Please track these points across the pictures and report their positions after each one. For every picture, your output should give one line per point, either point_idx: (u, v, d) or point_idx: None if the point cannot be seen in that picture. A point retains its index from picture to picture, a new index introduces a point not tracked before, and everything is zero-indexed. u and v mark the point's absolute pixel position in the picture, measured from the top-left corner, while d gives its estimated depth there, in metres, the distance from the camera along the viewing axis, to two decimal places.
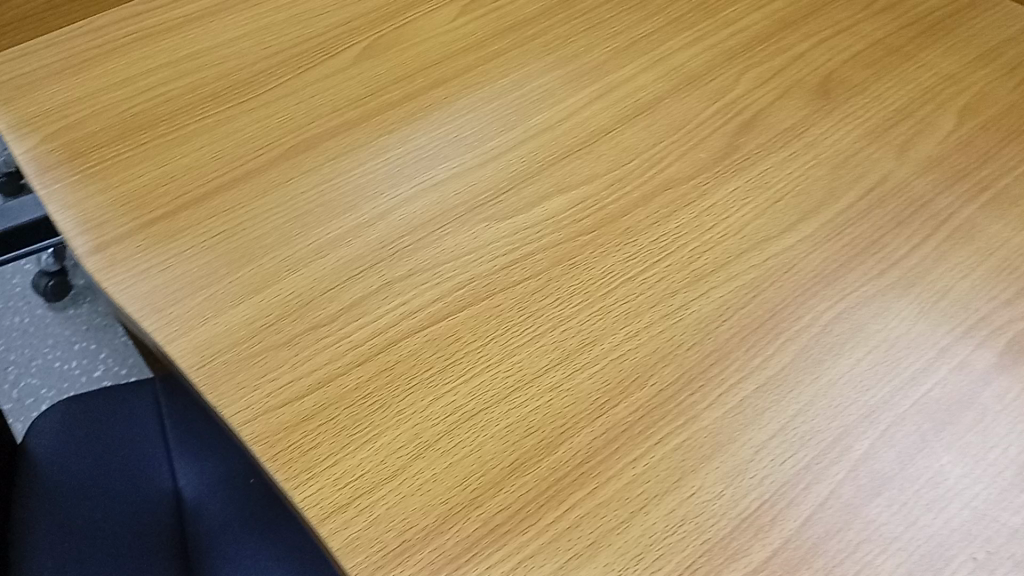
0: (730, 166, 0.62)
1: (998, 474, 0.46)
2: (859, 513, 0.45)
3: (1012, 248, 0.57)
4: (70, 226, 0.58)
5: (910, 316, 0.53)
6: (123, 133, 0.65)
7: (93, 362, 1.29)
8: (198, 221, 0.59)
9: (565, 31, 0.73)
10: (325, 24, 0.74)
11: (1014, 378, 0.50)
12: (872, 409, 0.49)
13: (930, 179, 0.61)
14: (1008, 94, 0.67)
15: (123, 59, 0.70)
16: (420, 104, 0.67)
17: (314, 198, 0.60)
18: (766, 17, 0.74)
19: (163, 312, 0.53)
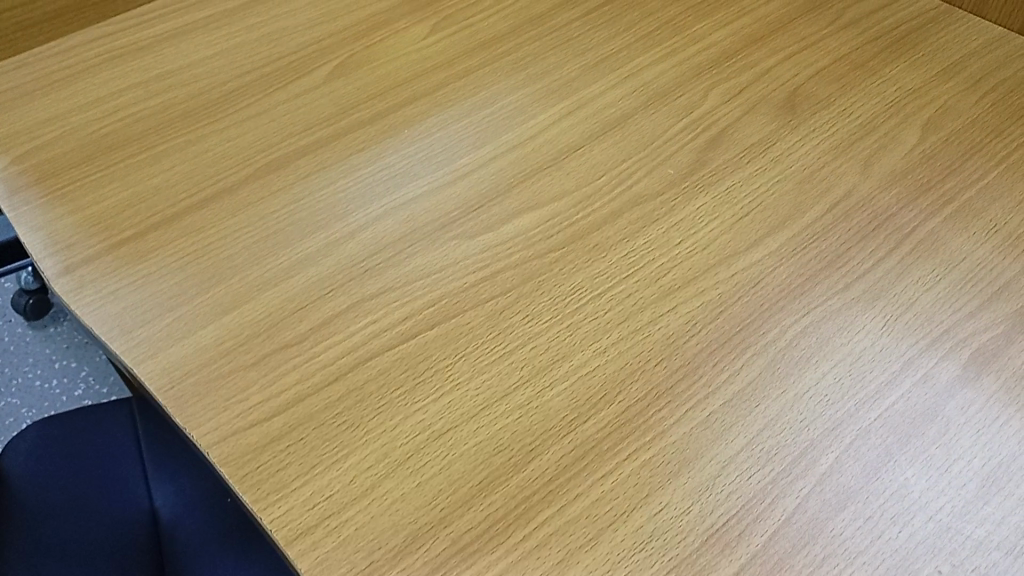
0: (698, 181, 0.63)
1: (962, 486, 0.47)
2: (825, 527, 0.45)
3: (975, 260, 0.57)
4: (40, 248, 0.58)
5: (875, 329, 0.54)
6: (93, 153, 0.65)
7: (74, 381, 1.27)
8: (168, 241, 0.59)
9: (535, 48, 0.74)
10: (297, 43, 0.74)
11: (977, 390, 0.51)
12: (839, 422, 0.49)
13: (895, 193, 0.62)
14: (971, 107, 0.68)
15: (94, 79, 0.70)
16: (391, 122, 0.67)
17: (284, 217, 0.60)
18: (734, 33, 0.75)
19: (131, 334, 0.53)
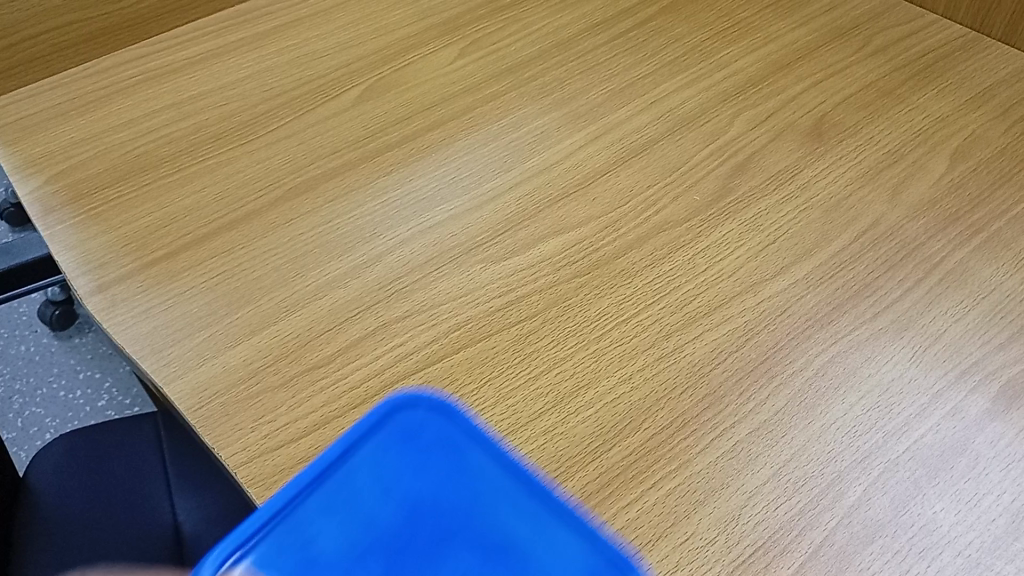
0: (725, 208, 0.63)
1: (992, 522, 0.46)
2: (853, 560, 0.45)
3: (1005, 291, 0.57)
4: (73, 267, 0.59)
5: (903, 360, 0.53)
6: (127, 174, 0.66)
7: (97, 392, 1.28)
8: (198, 261, 0.59)
9: (562, 73, 0.74)
10: (327, 66, 0.75)
11: (1007, 423, 0.50)
12: (866, 454, 0.49)
13: (923, 222, 0.62)
14: (1000, 137, 0.68)
15: (127, 100, 0.72)
16: (419, 145, 0.68)
17: (313, 238, 0.61)
18: (760, 59, 0.75)
19: (161, 353, 0.54)
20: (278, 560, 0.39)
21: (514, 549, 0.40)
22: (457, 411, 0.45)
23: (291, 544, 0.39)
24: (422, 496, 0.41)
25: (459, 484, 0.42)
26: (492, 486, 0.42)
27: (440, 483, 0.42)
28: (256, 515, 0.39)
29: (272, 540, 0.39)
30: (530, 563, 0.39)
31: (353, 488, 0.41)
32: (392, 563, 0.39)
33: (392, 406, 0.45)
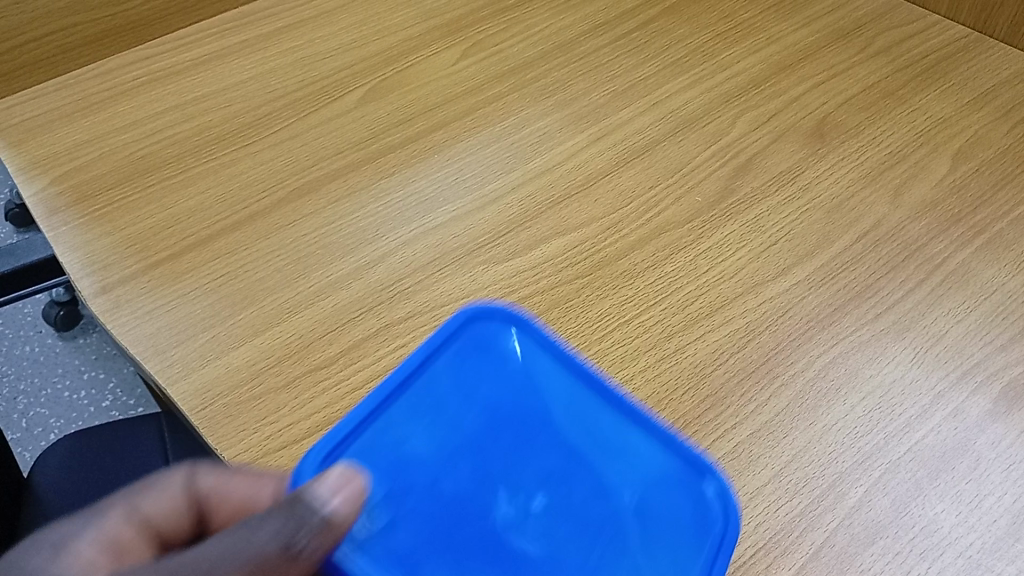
0: (727, 209, 0.63)
1: (993, 523, 0.46)
2: (853, 561, 0.45)
3: (1006, 293, 0.57)
4: (77, 268, 0.59)
5: (905, 361, 0.53)
6: (131, 175, 0.66)
7: (101, 392, 1.29)
8: (202, 262, 0.60)
9: (564, 74, 0.75)
10: (330, 68, 0.75)
11: (1009, 424, 0.50)
12: (867, 455, 0.49)
13: (925, 223, 0.62)
14: (1003, 137, 0.68)
15: (131, 102, 0.72)
16: (421, 146, 0.68)
17: (316, 240, 0.61)
18: (762, 60, 0.75)
19: (165, 354, 0.54)
20: (375, 458, 0.41)
21: (592, 445, 0.43)
22: (529, 321, 0.46)
23: (385, 444, 0.42)
24: (503, 400, 0.44)
25: (537, 389, 0.44)
26: (571, 389, 0.44)
27: (520, 388, 0.44)
28: (347, 422, 0.42)
29: (365, 441, 0.42)
30: (607, 458, 0.43)
31: (438, 393, 0.44)
32: (481, 461, 0.42)
33: (467, 316, 0.46)
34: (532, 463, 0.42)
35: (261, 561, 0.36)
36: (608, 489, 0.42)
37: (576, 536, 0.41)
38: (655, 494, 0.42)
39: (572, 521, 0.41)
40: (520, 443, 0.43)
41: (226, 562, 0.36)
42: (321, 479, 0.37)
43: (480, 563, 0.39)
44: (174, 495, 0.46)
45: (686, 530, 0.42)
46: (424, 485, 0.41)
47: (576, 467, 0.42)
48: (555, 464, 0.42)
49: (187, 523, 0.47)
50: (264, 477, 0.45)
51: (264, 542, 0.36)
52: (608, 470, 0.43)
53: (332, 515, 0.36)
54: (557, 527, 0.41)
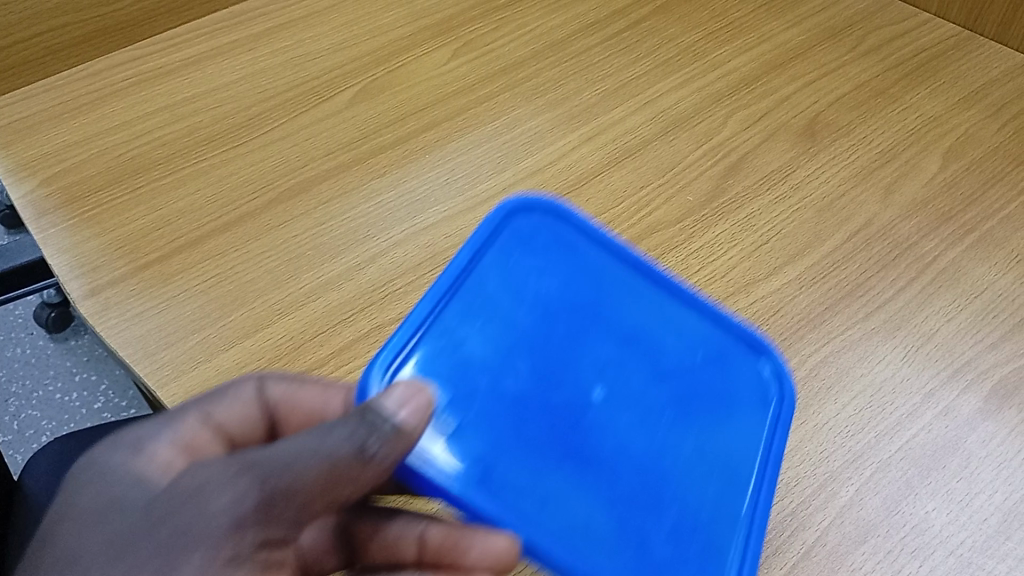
0: (718, 208, 0.63)
1: (984, 521, 0.46)
2: (845, 561, 0.45)
3: (996, 291, 0.57)
4: (66, 270, 0.59)
5: (895, 360, 0.53)
6: (120, 176, 0.66)
7: (93, 394, 1.28)
8: (191, 264, 0.59)
9: (556, 73, 0.74)
10: (321, 68, 0.75)
11: (999, 423, 0.50)
12: (858, 454, 0.49)
13: (915, 222, 0.62)
14: (993, 136, 0.68)
15: (121, 103, 0.72)
16: (412, 146, 0.68)
17: (307, 240, 0.61)
18: (753, 59, 0.75)
19: (154, 356, 0.54)
20: (438, 360, 0.40)
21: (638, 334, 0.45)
22: (568, 211, 0.47)
23: (446, 346, 0.41)
24: (554, 294, 0.44)
25: (584, 283, 0.45)
26: (613, 281, 0.46)
27: (568, 282, 0.45)
28: (406, 323, 0.40)
29: (425, 341, 0.41)
30: (652, 345, 0.45)
31: (489, 290, 0.43)
32: (542, 354, 0.42)
33: (507, 209, 0.46)
34: (591, 353, 0.44)
35: (333, 462, 0.34)
36: (662, 372, 0.45)
37: (643, 417, 0.43)
38: (700, 373, 0.46)
39: (636, 404, 0.43)
40: (576, 335, 0.44)
41: (297, 463, 0.34)
42: (386, 392, 0.35)
43: (563, 447, 0.40)
44: (246, 405, 0.45)
45: (732, 406, 0.46)
46: (492, 383, 0.41)
47: (630, 355, 0.44)
48: (610, 352, 0.44)
49: (258, 433, 0.46)
50: (331, 390, 0.46)
51: (337, 445, 0.34)
52: (659, 356, 0.45)
53: (401, 425, 0.34)
54: (618, 412, 0.42)
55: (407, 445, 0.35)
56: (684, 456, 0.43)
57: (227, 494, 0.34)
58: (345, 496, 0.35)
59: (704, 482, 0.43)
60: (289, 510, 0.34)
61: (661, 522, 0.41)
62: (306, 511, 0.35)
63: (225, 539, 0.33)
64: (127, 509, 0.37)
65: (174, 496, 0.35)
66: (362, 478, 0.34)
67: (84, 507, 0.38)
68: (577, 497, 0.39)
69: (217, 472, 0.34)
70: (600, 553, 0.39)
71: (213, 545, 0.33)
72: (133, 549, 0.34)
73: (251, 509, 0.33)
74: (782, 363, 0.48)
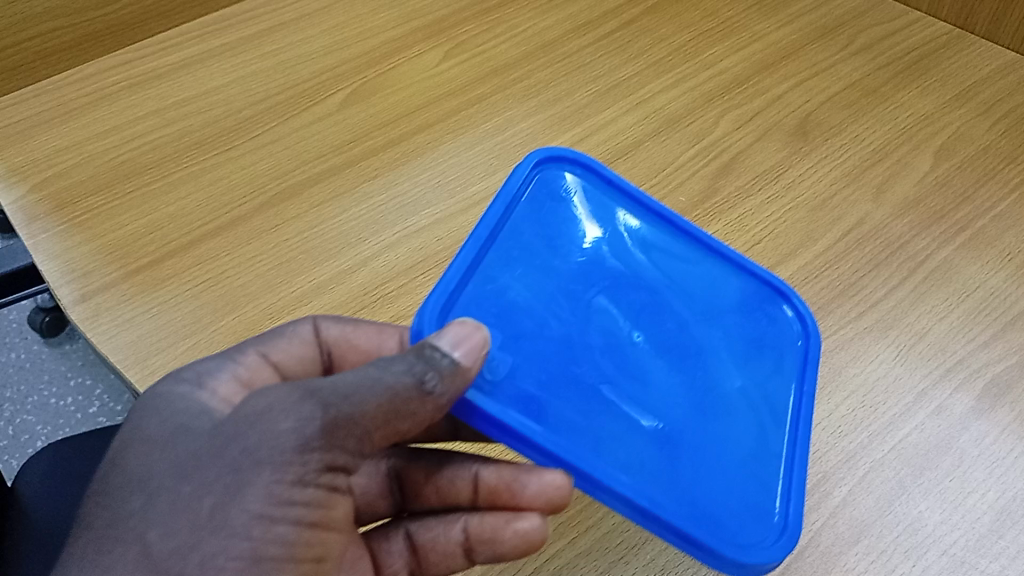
0: (710, 209, 0.63)
1: (977, 520, 0.46)
2: (838, 562, 0.45)
3: (988, 290, 0.57)
4: (57, 276, 0.59)
5: (887, 360, 0.53)
6: (111, 181, 0.65)
7: (89, 399, 1.27)
8: (183, 269, 0.59)
9: (547, 75, 0.74)
10: (311, 70, 0.75)
11: (992, 422, 0.50)
12: (851, 454, 0.49)
13: (907, 221, 0.62)
14: (984, 134, 0.68)
15: (111, 107, 0.71)
16: (404, 149, 0.68)
17: (299, 244, 0.61)
18: (744, 59, 0.75)
19: (145, 362, 0.54)
20: (484, 307, 0.41)
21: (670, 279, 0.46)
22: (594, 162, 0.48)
23: (488, 294, 0.41)
24: (589, 242, 0.45)
25: (617, 232, 0.46)
26: (641, 230, 0.47)
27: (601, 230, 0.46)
28: (452, 272, 0.41)
29: (470, 288, 0.41)
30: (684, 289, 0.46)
31: (524, 239, 0.44)
32: (581, 300, 0.43)
33: (540, 162, 0.46)
34: (630, 297, 0.44)
35: (393, 396, 0.36)
36: (697, 314, 0.46)
37: (682, 357, 0.44)
38: (733, 314, 0.47)
39: (676, 345, 0.44)
40: (615, 280, 0.44)
41: (358, 394, 0.36)
42: (444, 331, 0.37)
43: (608, 387, 0.41)
44: (305, 343, 0.46)
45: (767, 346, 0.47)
46: (537, 327, 0.41)
47: (665, 299, 0.45)
48: (645, 296, 0.45)
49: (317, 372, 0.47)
50: (386, 332, 0.48)
51: (398, 378, 0.36)
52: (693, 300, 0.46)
53: (458, 363, 0.36)
54: (657, 353, 0.43)
55: (462, 383, 0.37)
56: (726, 393, 0.44)
57: (293, 416, 0.35)
58: (400, 429, 0.37)
59: (745, 418, 0.44)
60: (350, 439, 0.36)
61: (707, 457, 0.41)
62: (365, 442, 0.37)
63: (293, 457, 0.35)
64: (197, 428, 0.38)
65: (238, 421, 0.36)
66: (419, 414, 0.37)
67: (152, 425, 0.39)
68: (626, 435, 0.40)
69: (281, 396, 0.36)
70: (653, 485, 0.39)
71: (281, 464, 0.35)
72: (202, 465, 0.35)
73: (318, 433, 0.35)
74: (806, 310, 0.48)
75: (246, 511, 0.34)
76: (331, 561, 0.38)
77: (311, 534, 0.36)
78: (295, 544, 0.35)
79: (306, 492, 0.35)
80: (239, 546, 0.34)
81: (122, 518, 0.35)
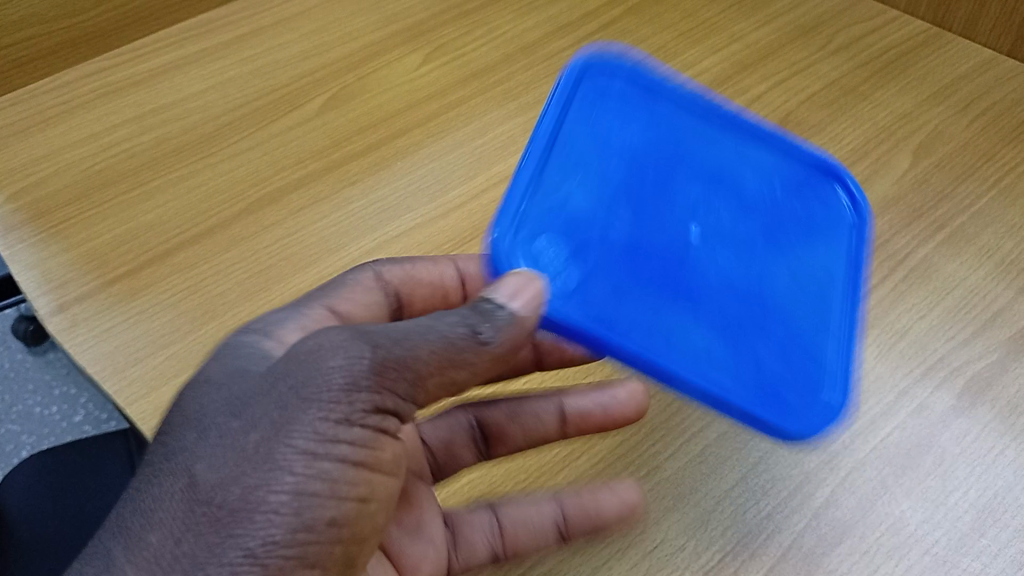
0: None
1: (958, 519, 0.46)
2: (821, 562, 0.45)
3: (968, 287, 0.58)
4: (33, 287, 0.58)
5: (868, 359, 0.53)
6: (89, 190, 0.65)
7: (73, 407, 1.25)
8: (161, 277, 0.59)
9: (527, 77, 0.74)
10: (290, 75, 0.74)
11: (973, 419, 0.50)
12: (833, 454, 0.49)
13: (887, 220, 0.62)
14: (962, 132, 0.68)
15: (88, 115, 0.71)
16: (382, 154, 0.68)
17: (278, 251, 0.60)
18: (724, 59, 0.75)
19: (123, 373, 0.53)
20: (550, 218, 0.44)
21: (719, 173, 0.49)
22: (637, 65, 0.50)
23: (554, 202, 0.45)
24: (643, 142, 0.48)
25: (665, 133, 0.49)
26: (688, 129, 0.50)
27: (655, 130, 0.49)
28: (519, 185, 0.44)
29: (539, 201, 0.44)
30: (734, 184, 0.49)
31: (580, 142, 0.46)
32: (638, 203, 0.46)
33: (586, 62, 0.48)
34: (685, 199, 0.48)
35: (447, 344, 0.37)
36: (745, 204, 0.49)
37: (742, 249, 0.48)
38: (779, 201, 0.50)
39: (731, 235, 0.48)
40: (677, 188, 0.48)
41: (413, 337, 0.36)
42: (502, 284, 0.39)
43: (672, 287, 0.45)
44: (367, 287, 0.48)
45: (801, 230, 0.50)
46: (601, 236, 0.45)
47: (716, 194, 0.49)
48: (698, 192, 0.48)
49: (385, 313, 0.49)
50: (443, 262, 0.52)
51: (451, 329, 0.37)
52: (743, 216, 0.49)
53: (517, 312, 0.38)
54: (713, 246, 0.47)
55: (524, 327, 0.38)
56: (786, 287, 0.48)
57: (345, 354, 0.35)
58: (455, 382, 0.38)
59: (796, 296, 0.48)
60: (402, 380, 0.36)
61: (765, 338, 0.46)
62: (419, 391, 0.37)
63: (338, 397, 0.34)
64: (254, 372, 0.38)
65: (289, 360, 0.36)
66: (475, 364, 0.38)
67: (212, 370, 0.39)
68: (692, 327, 0.44)
69: (332, 334, 0.36)
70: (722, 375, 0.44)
71: (327, 402, 0.34)
72: (252, 403, 0.36)
73: (368, 372, 0.35)
74: (853, 190, 0.53)
75: (291, 446, 0.34)
76: (378, 504, 0.37)
77: (356, 474, 0.36)
78: (339, 482, 0.35)
79: (351, 432, 0.35)
80: (281, 480, 0.34)
81: (175, 451, 0.36)
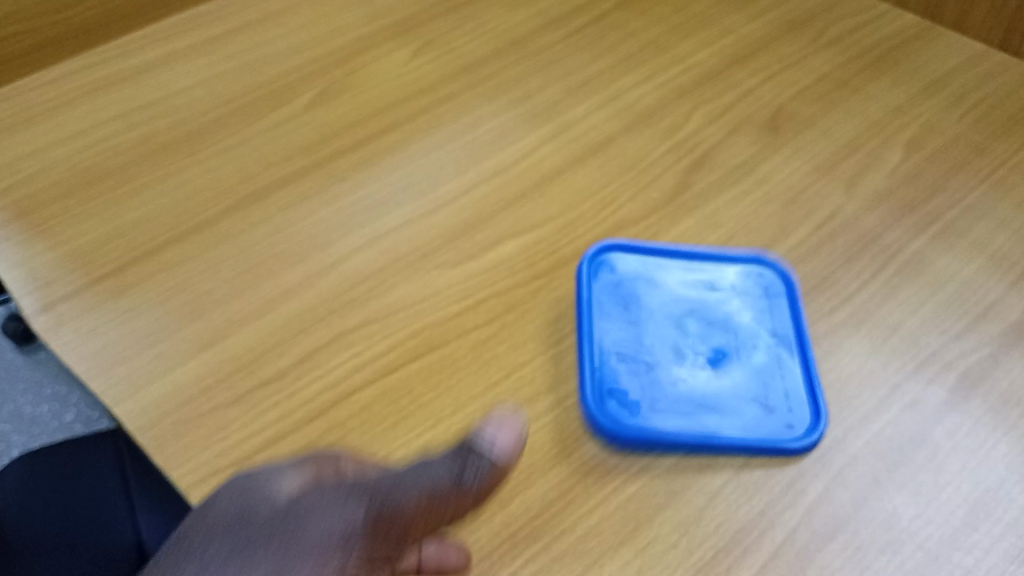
0: (683, 204, 0.63)
1: (951, 514, 0.46)
2: (813, 559, 0.45)
3: (960, 281, 0.57)
4: (18, 286, 0.57)
5: (861, 353, 0.53)
6: (74, 187, 0.64)
7: (64, 406, 1.24)
8: (147, 275, 0.58)
9: (517, 72, 0.74)
10: (278, 70, 0.74)
11: (965, 414, 0.50)
12: (826, 449, 0.49)
13: (879, 214, 0.62)
14: (954, 125, 0.68)
15: (74, 112, 0.70)
16: (371, 150, 0.67)
17: (266, 248, 0.60)
18: (715, 53, 0.75)
19: (109, 372, 0.52)
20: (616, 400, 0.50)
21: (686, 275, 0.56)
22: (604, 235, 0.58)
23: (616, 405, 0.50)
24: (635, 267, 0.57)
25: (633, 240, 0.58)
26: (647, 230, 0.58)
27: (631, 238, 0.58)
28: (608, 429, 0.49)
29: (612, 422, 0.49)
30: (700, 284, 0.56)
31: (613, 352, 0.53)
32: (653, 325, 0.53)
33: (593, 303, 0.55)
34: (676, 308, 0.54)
35: (431, 490, 0.37)
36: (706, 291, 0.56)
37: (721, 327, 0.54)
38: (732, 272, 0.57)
39: None
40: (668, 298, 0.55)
41: (397, 493, 0.38)
42: (489, 420, 0.39)
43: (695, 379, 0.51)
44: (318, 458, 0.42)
45: None
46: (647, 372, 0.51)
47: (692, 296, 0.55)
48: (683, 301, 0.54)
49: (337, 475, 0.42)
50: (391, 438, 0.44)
51: (436, 473, 0.38)
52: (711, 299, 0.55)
53: (498, 458, 0.38)
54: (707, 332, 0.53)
55: (503, 472, 0.39)
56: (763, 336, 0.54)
57: (344, 516, 0.38)
58: (439, 520, 0.38)
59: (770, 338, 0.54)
60: (392, 534, 0.38)
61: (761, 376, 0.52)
62: (405, 536, 0.38)
63: (335, 551, 0.37)
64: (259, 514, 0.39)
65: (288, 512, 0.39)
66: (459, 504, 0.38)
67: (217, 510, 0.40)
68: None
69: (333, 493, 0.39)
70: None
71: (327, 555, 0.37)
72: (252, 550, 0.37)
73: (364, 527, 0.38)
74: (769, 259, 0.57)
75: None
76: None
77: None
78: None
79: None
80: None
81: None
